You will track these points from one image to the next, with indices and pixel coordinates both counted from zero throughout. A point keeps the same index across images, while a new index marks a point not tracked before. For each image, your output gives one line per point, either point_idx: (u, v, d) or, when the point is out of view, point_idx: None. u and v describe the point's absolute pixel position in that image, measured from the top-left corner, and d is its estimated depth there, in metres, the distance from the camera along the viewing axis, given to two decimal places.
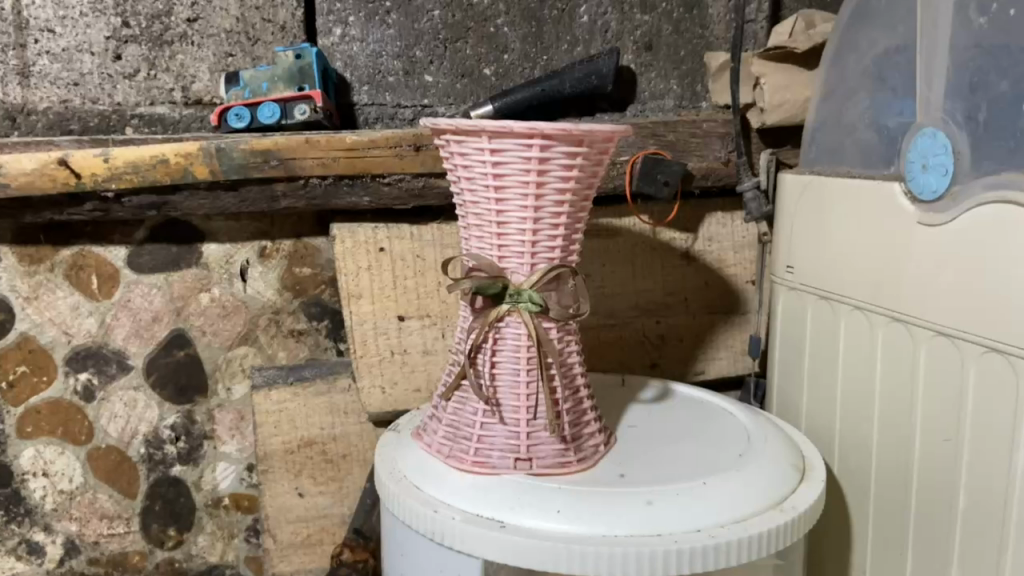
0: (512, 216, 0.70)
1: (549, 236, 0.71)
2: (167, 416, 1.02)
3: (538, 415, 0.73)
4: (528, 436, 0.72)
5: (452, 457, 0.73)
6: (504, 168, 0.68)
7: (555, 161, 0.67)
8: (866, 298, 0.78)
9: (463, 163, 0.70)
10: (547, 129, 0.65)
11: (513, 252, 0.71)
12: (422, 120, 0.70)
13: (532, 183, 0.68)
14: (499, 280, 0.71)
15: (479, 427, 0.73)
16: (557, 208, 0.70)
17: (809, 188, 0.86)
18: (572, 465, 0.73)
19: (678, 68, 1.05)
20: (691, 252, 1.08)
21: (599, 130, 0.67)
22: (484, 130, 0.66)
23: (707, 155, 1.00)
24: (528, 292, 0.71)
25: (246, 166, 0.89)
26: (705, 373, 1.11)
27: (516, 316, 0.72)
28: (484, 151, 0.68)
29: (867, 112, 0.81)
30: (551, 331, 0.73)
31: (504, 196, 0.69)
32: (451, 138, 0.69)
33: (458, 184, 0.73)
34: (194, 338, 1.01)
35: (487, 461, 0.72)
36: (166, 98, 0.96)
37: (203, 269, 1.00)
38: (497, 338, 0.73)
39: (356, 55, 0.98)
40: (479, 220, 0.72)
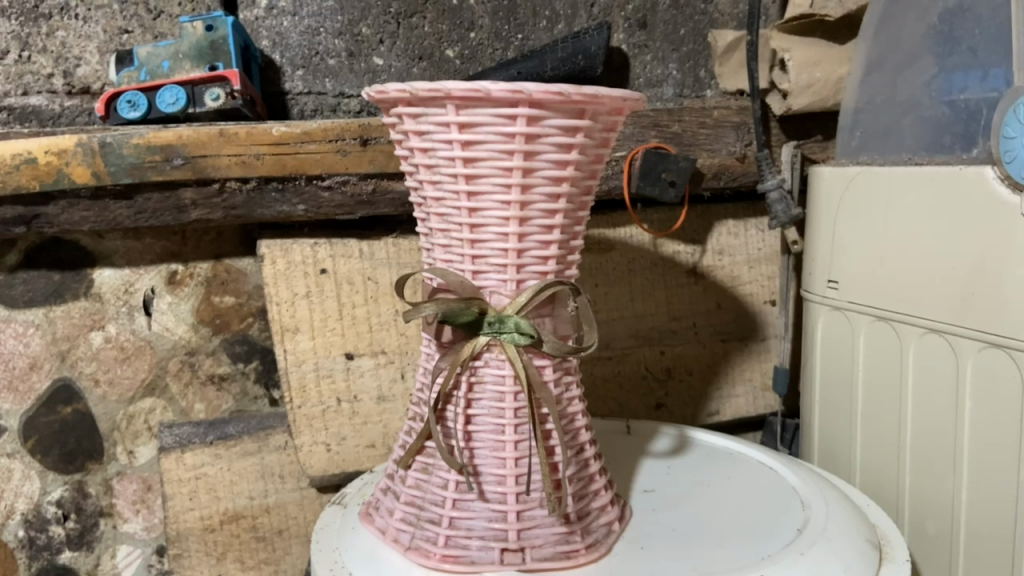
0: (490, 217, 0.51)
1: (541, 243, 0.52)
2: (51, 490, 0.80)
3: (532, 488, 0.53)
4: (519, 517, 0.53)
5: (414, 549, 0.53)
6: (478, 149, 0.49)
7: (547, 138, 0.49)
8: (948, 316, 0.60)
9: (420, 146, 0.50)
10: (538, 91, 0.46)
11: (492, 265, 0.52)
12: (364, 89, 0.51)
13: (517, 170, 0.49)
14: (473, 304, 0.52)
15: (451, 507, 0.53)
16: (551, 205, 0.51)
17: (858, 182, 0.69)
18: (579, 555, 0.53)
19: (678, 49, 0.88)
20: (699, 269, 0.90)
21: (607, 96, 0.48)
22: (449, 96, 0.47)
23: (719, 149, 0.83)
24: (514, 318, 0.52)
25: (141, 166, 0.69)
26: (720, 415, 0.92)
27: (497, 350, 0.53)
28: (450, 127, 0.48)
29: (934, 82, 0.64)
30: (546, 371, 0.54)
31: (478, 189, 0.50)
32: (405, 111, 0.50)
33: (416, 176, 0.53)
34: (85, 390, 0.80)
35: (463, 555, 0.52)
36: (43, 86, 0.75)
37: (94, 301, 0.79)
38: (474, 383, 0.53)
39: (287, 31, 0.79)
40: (446, 223, 0.53)
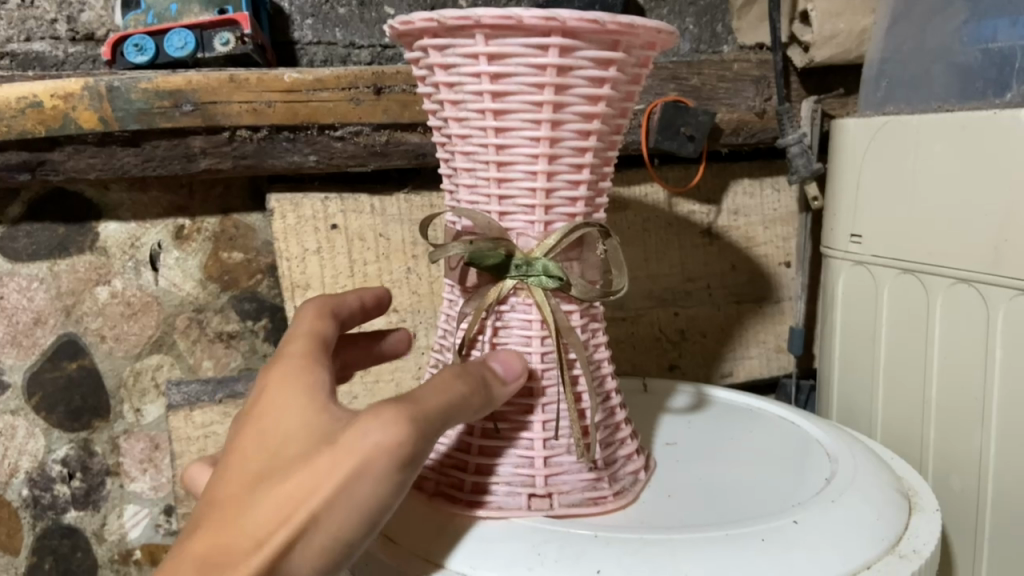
0: (518, 154, 0.48)
1: (570, 181, 0.50)
2: (57, 448, 0.78)
3: (559, 433, 0.52)
4: (546, 463, 0.52)
5: (441, 496, 0.52)
6: (508, 83, 0.46)
7: (579, 71, 0.47)
8: (979, 265, 0.59)
9: (445, 80, 0.48)
10: (572, 19, 0.44)
11: (519, 205, 0.50)
12: (386, 21, 0.49)
13: (547, 104, 0.47)
14: (501, 245, 0.50)
15: (477, 454, 0.52)
16: (581, 142, 0.49)
17: (884, 133, 0.67)
18: (607, 501, 0.52)
19: (695, 3, 0.86)
20: (714, 229, 0.89)
21: (641, 26, 0.46)
22: (479, 25, 0.44)
23: (738, 103, 0.82)
24: (542, 260, 0.50)
25: (149, 112, 0.67)
26: (733, 377, 0.92)
27: (524, 294, 0.51)
28: (478, 59, 0.46)
29: (964, 28, 0.63)
30: (573, 317, 0.53)
31: (507, 125, 0.48)
32: (430, 42, 0.47)
33: (440, 113, 0.51)
34: (91, 346, 0.78)
35: (491, 500, 0.51)
36: (46, 32, 0.73)
37: (99, 255, 0.77)
38: (499, 328, 0.52)
39: None
40: (471, 163, 0.50)
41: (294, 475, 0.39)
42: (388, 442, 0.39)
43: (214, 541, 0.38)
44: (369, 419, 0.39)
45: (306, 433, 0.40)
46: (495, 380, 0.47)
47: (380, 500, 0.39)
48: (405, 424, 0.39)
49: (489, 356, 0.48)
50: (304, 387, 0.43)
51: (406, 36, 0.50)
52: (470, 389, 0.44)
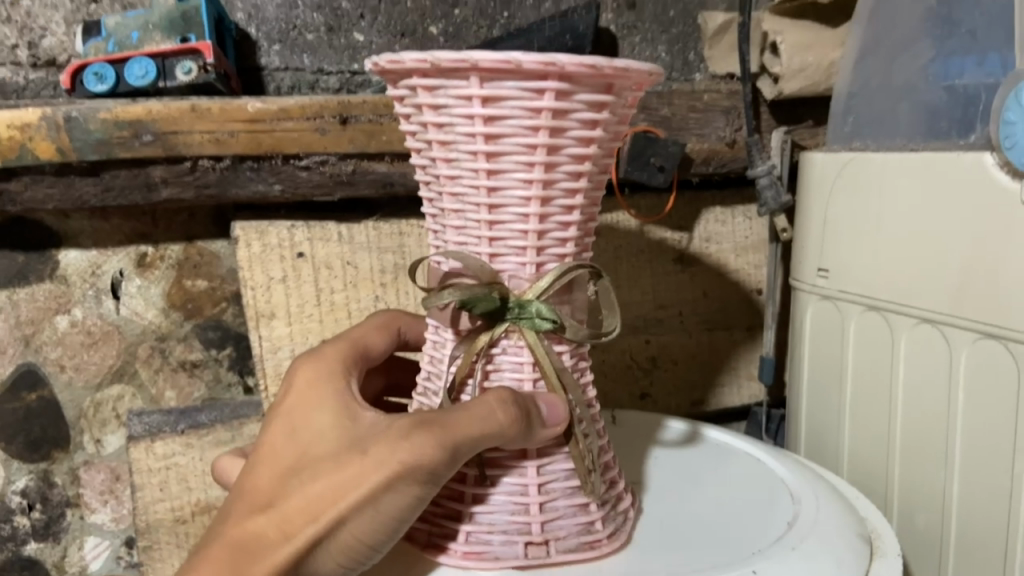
0: (510, 196, 0.47)
1: (562, 224, 0.49)
2: (16, 479, 0.77)
3: (552, 478, 0.51)
4: (541, 509, 0.50)
5: (434, 547, 0.51)
6: (501, 125, 0.45)
7: (575, 113, 0.46)
8: (942, 305, 0.59)
9: (435, 121, 0.46)
10: (570, 64, 0.43)
11: (510, 246, 0.49)
12: (371, 57, 0.46)
13: (541, 147, 0.46)
14: (494, 289, 0.49)
15: (471, 502, 0.51)
16: (573, 183, 0.48)
17: (849, 169, 0.67)
18: (602, 545, 0.51)
19: (667, 31, 0.86)
20: (686, 256, 0.89)
21: (635, 70, 0.46)
22: (475, 67, 0.43)
23: (708, 134, 0.82)
24: (536, 304, 0.49)
25: (108, 142, 0.65)
26: (705, 405, 0.92)
27: (515, 337, 0.51)
28: (472, 101, 0.45)
29: (931, 67, 0.63)
30: (564, 357, 0.52)
31: (499, 168, 0.46)
32: (420, 83, 0.46)
33: (426, 152, 0.49)
34: (51, 376, 0.76)
35: (486, 551, 0.50)
36: (5, 57, 0.71)
37: (60, 283, 0.75)
38: (490, 370, 0.51)
39: (264, 4, 0.76)
40: (460, 204, 0.49)
41: (329, 475, 0.47)
42: (413, 462, 0.45)
43: (250, 532, 0.48)
44: (402, 439, 0.46)
45: (336, 440, 0.49)
46: (537, 418, 0.48)
47: (402, 510, 0.47)
48: (436, 447, 0.45)
49: (538, 394, 0.49)
50: (343, 395, 0.52)
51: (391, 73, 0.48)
52: (514, 421, 0.46)
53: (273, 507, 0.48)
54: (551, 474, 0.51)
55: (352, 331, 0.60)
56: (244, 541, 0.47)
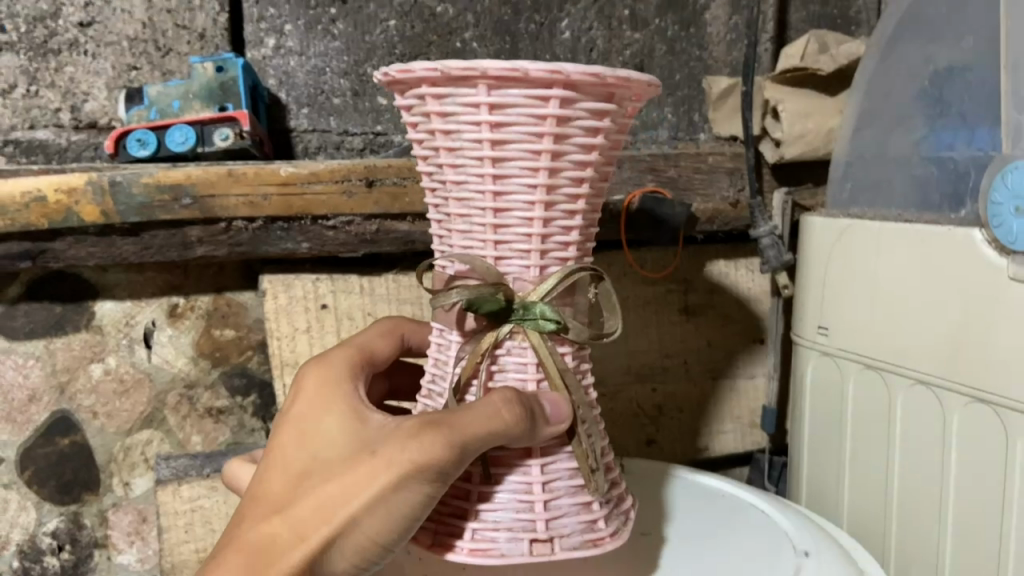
0: (516, 201, 0.48)
1: (565, 229, 0.50)
2: (47, 520, 0.80)
3: (557, 476, 0.50)
4: (546, 506, 0.49)
5: (437, 545, 0.49)
6: (507, 131, 0.46)
7: (579, 121, 0.47)
8: (933, 369, 0.62)
9: (442, 128, 0.47)
10: (575, 72, 0.44)
11: (515, 251, 0.49)
12: (379, 68, 0.48)
13: (546, 153, 0.47)
14: (501, 289, 0.49)
15: (477, 500, 0.50)
16: (576, 189, 0.49)
17: (846, 235, 0.71)
18: (606, 542, 0.50)
19: (674, 94, 0.91)
20: (691, 307, 0.93)
21: (636, 79, 0.47)
22: (483, 75, 0.44)
23: (712, 195, 0.86)
24: (540, 305, 0.49)
25: (150, 206, 0.70)
26: (709, 451, 0.95)
27: (519, 339, 0.51)
28: (478, 107, 0.46)
29: (923, 142, 0.67)
30: (568, 359, 0.52)
31: (505, 173, 0.47)
32: (427, 90, 0.47)
33: (433, 159, 0.50)
34: (84, 422, 0.80)
35: (491, 547, 0.48)
36: (50, 120, 0.75)
37: (95, 334, 0.79)
38: (494, 372, 0.51)
39: (294, 70, 0.80)
40: (466, 208, 0.49)
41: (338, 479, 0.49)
42: (420, 461, 0.46)
43: (265, 537, 0.49)
44: (409, 438, 0.47)
45: (344, 446, 0.50)
46: (541, 417, 0.48)
47: (414, 509, 0.48)
48: (442, 444, 0.46)
49: (541, 394, 0.49)
50: (352, 399, 0.53)
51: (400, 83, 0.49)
52: (520, 419, 0.46)
53: (286, 511, 0.50)
54: (556, 472, 0.50)
55: (359, 336, 0.62)
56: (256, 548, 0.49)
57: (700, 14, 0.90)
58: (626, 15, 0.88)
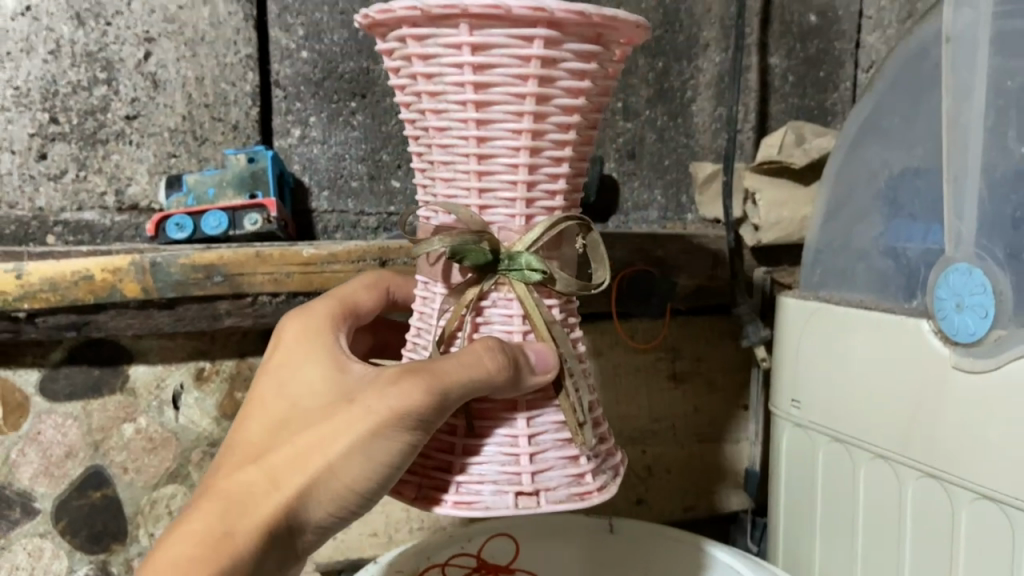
0: (499, 147, 0.51)
1: (550, 177, 0.53)
2: (78, 568, 0.86)
3: (542, 432, 0.54)
4: (531, 461, 0.53)
5: (425, 498, 0.53)
6: (491, 74, 0.50)
7: (564, 64, 0.50)
8: (891, 445, 0.69)
9: (425, 71, 0.51)
10: (559, 10, 0.47)
11: (500, 197, 0.53)
12: (362, 10, 0.51)
13: (530, 97, 0.50)
14: (484, 238, 0.52)
15: (461, 453, 0.54)
16: (561, 136, 0.52)
17: (815, 317, 0.78)
18: (591, 494, 0.54)
19: (663, 177, 0.99)
20: (679, 374, 0.99)
21: (621, 21, 0.51)
22: (465, 14, 0.47)
23: (697, 271, 0.93)
24: (525, 255, 0.53)
25: (185, 283, 0.77)
26: (695, 509, 1.01)
27: (504, 290, 0.55)
28: (461, 49, 0.49)
29: (881, 238, 0.74)
30: (553, 311, 0.56)
31: (488, 118, 0.51)
32: (408, 33, 0.50)
33: (415, 106, 0.53)
34: (114, 477, 0.86)
35: (477, 499, 0.52)
36: (96, 203, 0.84)
37: (129, 395, 0.86)
38: (480, 322, 0.55)
39: (317, 157, 0.89)
40: (450, 157, 0.53)
41: (322, 427, 0.55)
42: (399, 407, 0.51)
43: (246, 484, 0.55)
44: (390, 386, 0.52)
45: (330, 396, 0.57)
46: (526, 366, 0.52)
47: (393, 457, 0.53)
48: (420, 392, 0.51)
49: (527, 345, 0.53)
50: (331, 354, 0.60)
51: (380, 28, 0.52)
52: (502, 367, 0.50)
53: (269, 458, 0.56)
54: (543, 426, 0.54)
55: (338, 290, 0.69)
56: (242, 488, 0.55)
57: (687, 106, 0.98)
58: (620, 107, 0.96)
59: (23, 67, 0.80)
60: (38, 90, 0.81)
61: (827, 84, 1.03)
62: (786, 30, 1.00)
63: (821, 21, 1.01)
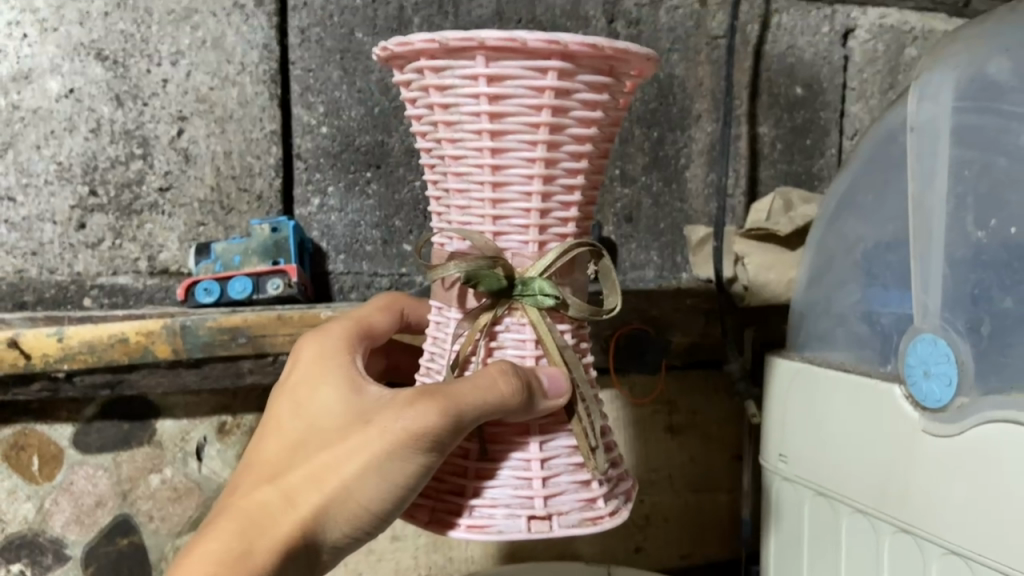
0: (513, 174, 0.57)
1: (562, 203, 0.59)
2: None
3: (553, 459, 0.59)
4: (543, 486, 0.58)
5: (443, 522, 0.58)
6: (506, 104, 0.55)
7: (577, 94, 0.56)
8: (869, 501, 0.73)
9: (442, 102, 0.56)
10: (571, 43, 0.53)
11: (514, 222, 0.58)
12: (384, 43, 0.57)
13: (543, 126, 0.56)
14: (498, 263, 0.58)
15: (473, 477, 0.59)
16: (574, 163, 0.58)
17: (801, 375, 0.84)
18: (598, 518, 0.59)
19: (659, 239, 1.05)
20: (675, 426, 1.04)
21: (631, 54, 0.56)
22: (482, 46, 0.53)
23: (692, 329, 0.99)
24: (539, 281, 0.58)
25: (212, 344, 0.83)
26: (690, 557, 1.06)
27: (517, 315, 0.60)
28: (478, 80, 0.54)
29: (859, 303, 0.79)
30: (565, 336, 0.61)
31: (502, 146, 0.56)
32: (428, 66, 0.56)
33: (432, 135, 0.59)
34: (140, 524, 0.92)
35: (492, 523, 0.57)
36: (130, 268, 0.90)
37: (156, 447, 0.92)
38: (493, 347, 0.61)
39: (334, 224, 0.95)
40: (465, 184, 0.58)
41: (340, 449, 0.60)
42: (415, 429, 0.57)
43: (268, 504, 0.61)
44: (406, 409, 0.57)
45: (348, 418, 0.62)
46: (539, 389, 0.57)
47: (406, 477, 0.59)
48: (433, 415, 0.56)
49: (539, 369, 0.59)
50: (350, 376, 0.65)
51: (399, 59, 0.58)
52: (515, 391, 0.55)
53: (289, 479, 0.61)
54: (553, 450, 0.59)
55: (356, 313, 0.74)
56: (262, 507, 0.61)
57: (681, 172, 1.05)
58: (617, 174, 1.02)
59: (65, 144, 0.87)
60: (79, 165, 0.88)
61: (813, 151, 1.09)
62: (773, 102, 1.07)
63: (806, 93, 1.08)
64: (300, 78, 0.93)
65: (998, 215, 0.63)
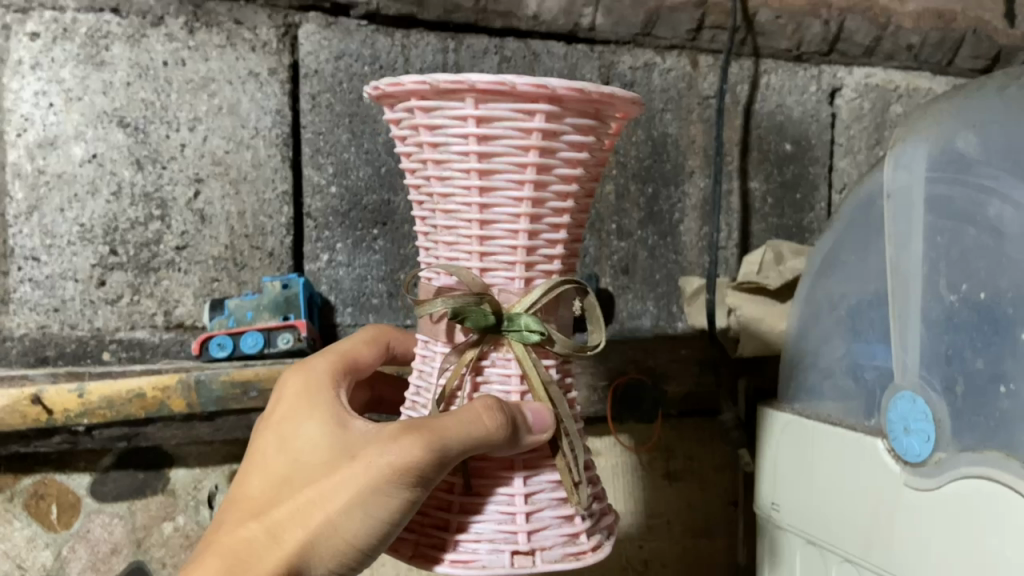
0: (501, 212, 0.61)
1: (548, 240, 0.63)
2: None
3: (536, 494, 0.63)
4: (526, 521, 0.61)
5: (430, 556, 0.61)
6: (495, 144, 0.59)
7: (564, 135, 0.60)
8: (855, 551, 0.76)
9: (432, 141, 0.60)
10: (558, 87, 0.57)
11: (501, 259, 0.62)
12: (375, 82, 0.60)
13: (531, 166, 0.60)
14: (484, 300, 0.61)
15: (458, 511, 0.62)
16: (560, 203, 0.62)
17: (791, 426, 0.87)
18: (579, 552, 0.62)
19: (655, 290, 1.08)
20: (673, 472, 1.07)
21: (616, 97, 0.60)
22: (471, 90, 0.57)
23: (682, 381, 1.03)
24: (525, 317, 0.61)
25: (225, 397, 0.87)
26: None
27: (502, 350, 0.64)
28: (467, 121, 0.58)
29: (844, 359, 0.82)
30: (550, 370, 0.65)
31: (490, 185, 0.60)
32: (418, 106, 0.60)
33: (421, 172, 0.63)
34: (154, 571, 0.94)
35: (477, 557, 0.60)
36: (147, 322, 0.94)
37: (169, 495, 0.95)
38: (480, 382, 0.65)
39: (341, 278, 0.99)
40: (453, 221, 0.62)
41: (326, 484, 0.64)
42: (398, 464, 0.60)
43: (253, 541, 0.65)
44: (391, 445, 0.61)
45: (331, 453, 0.65)
46: (525, 424, 0.61)
47: (391, 512, 0.62)
48: (414, 451, 0.59)
49: (525, 405, 0.62)
50: (333, 410, 0.68)
51: (390, 97, 0.62)
52: (500, 426, 0.58)
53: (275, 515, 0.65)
54: (536, 486, 0.63)
55: (335, 346, 0.78)
56: (250, 544, 0.65)
57: (676, 226, 1.08)
58: (614, 229, 1.06)
59: (88, 206, 0.92)
60: (100, 226, 0.92)
61: (803, 205, 1.13)
62: (763, 158, 1.11)
63: (796, 149, 1.12)
64: (310, 141, 0.97)
65: (969, 281, 0.66)
